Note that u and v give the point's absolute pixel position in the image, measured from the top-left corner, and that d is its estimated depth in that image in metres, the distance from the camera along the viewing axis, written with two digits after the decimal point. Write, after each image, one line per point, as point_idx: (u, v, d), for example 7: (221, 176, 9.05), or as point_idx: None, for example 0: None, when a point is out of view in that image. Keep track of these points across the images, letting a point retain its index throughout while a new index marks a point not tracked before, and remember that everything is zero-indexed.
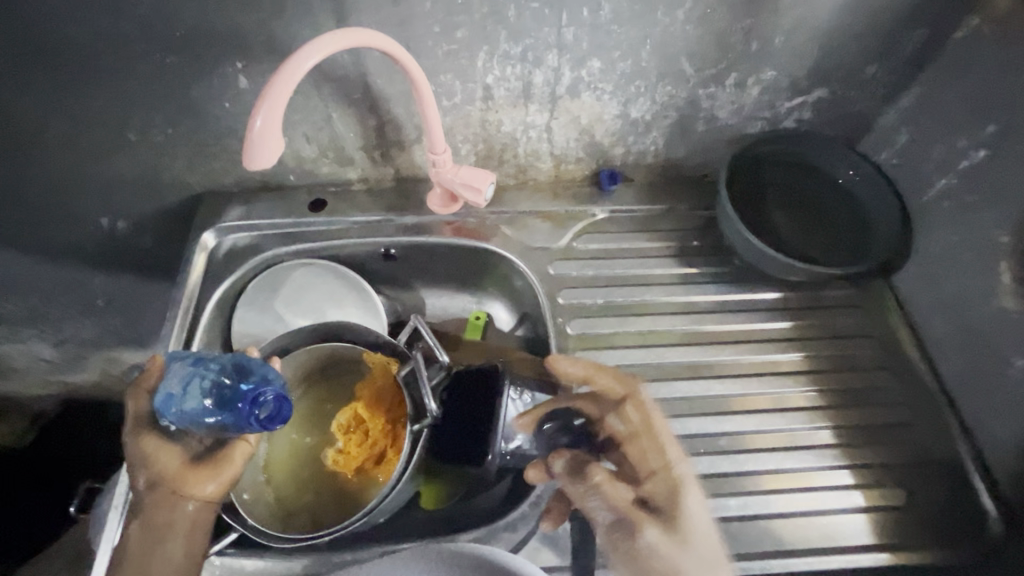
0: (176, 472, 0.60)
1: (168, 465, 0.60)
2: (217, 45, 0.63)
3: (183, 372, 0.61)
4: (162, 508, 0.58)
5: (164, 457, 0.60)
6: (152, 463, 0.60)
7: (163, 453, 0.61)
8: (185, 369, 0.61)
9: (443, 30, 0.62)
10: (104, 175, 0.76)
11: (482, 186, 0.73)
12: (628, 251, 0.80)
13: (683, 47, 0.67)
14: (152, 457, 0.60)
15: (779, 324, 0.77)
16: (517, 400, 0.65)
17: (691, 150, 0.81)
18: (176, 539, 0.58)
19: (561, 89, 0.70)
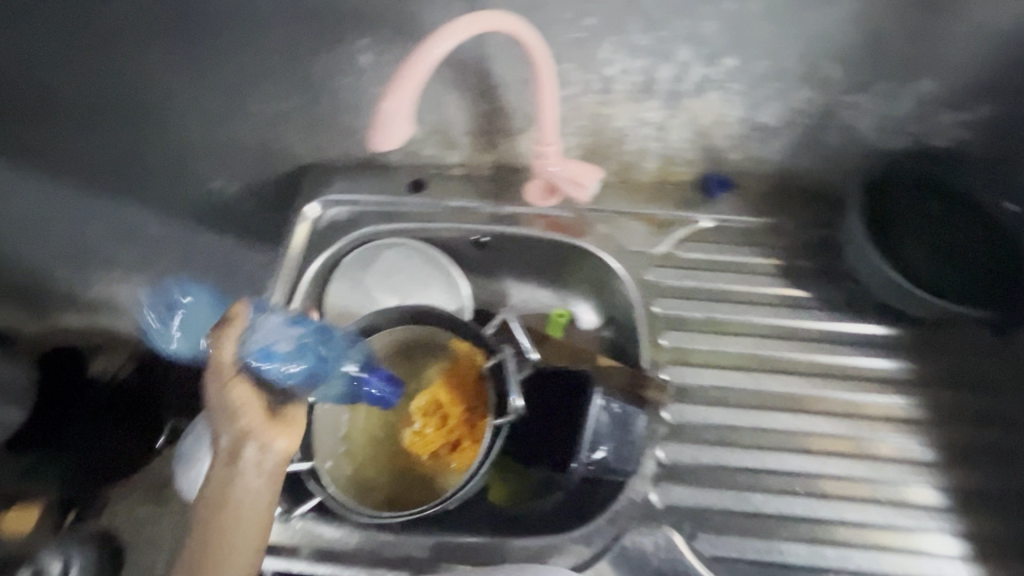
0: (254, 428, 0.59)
1: (248, 419, 0.59)
2: (352, 21, 0.65)
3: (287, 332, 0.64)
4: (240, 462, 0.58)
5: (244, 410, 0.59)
6: (233, 414, 0.60)
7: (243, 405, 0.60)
8: (282, 324, 0.64)
9: (575, 16, 0.60)
10: (217, 141, 0.78)
11: (588, 181, 0.72)
12: (731, 265, 0.75)
13: (832, 51, 0.63)
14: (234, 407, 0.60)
15: (897, 365, 0.70)
16: (604, 410, 0.63)
17: (817, 161, 0.74)
18: (251, 495, 0.58)
19: (686, 87, 0.67)
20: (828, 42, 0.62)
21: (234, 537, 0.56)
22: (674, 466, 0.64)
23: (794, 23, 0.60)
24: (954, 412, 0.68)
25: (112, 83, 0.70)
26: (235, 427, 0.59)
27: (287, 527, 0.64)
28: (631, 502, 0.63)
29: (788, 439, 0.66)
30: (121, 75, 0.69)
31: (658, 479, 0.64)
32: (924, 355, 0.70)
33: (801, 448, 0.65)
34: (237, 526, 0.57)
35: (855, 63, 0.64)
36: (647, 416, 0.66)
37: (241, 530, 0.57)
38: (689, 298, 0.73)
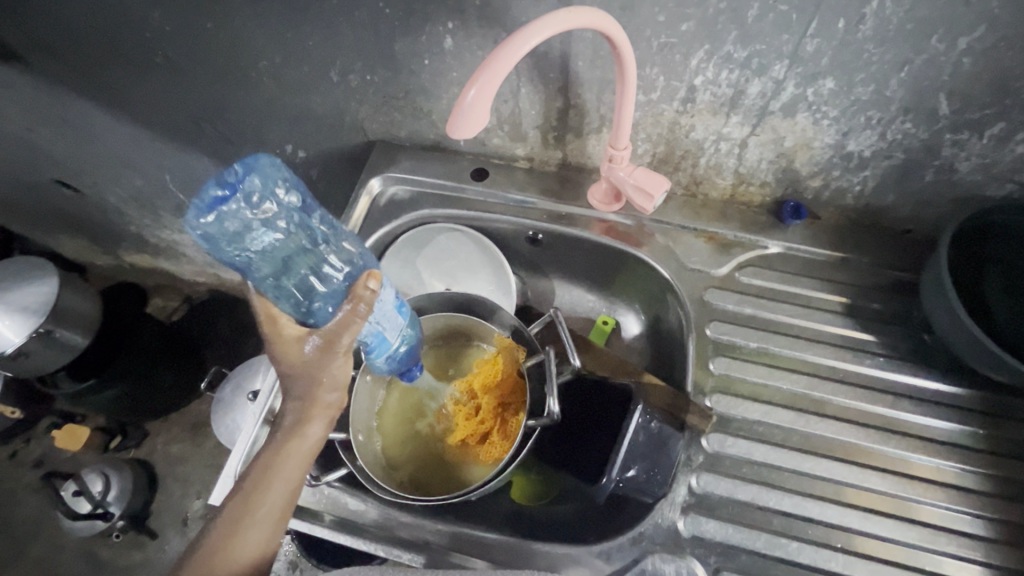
0: (337, 398, 0.55)
1: (332, 388, 0.54)
2: (435, 3, 0.61)
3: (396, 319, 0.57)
4: (307, 426, 0.55)
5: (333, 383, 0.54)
6: (321, 381, 0.54)
7: (334, 375, 0.54)
8: (393, 307, 0.56)
9: (667, 20, 0.57)
10: (297, 107, 0.82)
11: (655, 192, 0.68)
12: (794, 297, 0.71)
13: (949, 84, 0.56)
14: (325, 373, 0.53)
15: (966, 429, 0.64)
16: (643, 427, 0.60)
17: (906, 199, 0.69)
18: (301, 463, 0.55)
19: (775, 105, 0.62)
20: (941, 74, 0.55)
21: (271, 499, 0.53)
22: (705, 497, 0.62)
23: (909, 49, 0.54)
24: None
25: (210, 44, 0.75)
26: (314, 391, 0.54)
27: (315, 492, 0.66)
28: (658, 526, 0.61)
29: (833, 489, 0.62)
30: (217, 36, 0.74)
31: (688, 508, 0.62)
32: (996, 424, 0.64)
33: (843, 500, 0.62)
34: (279, 492, 0.53)
35: (971, 97, 0.57)
36: (685, 441, 0.64)
37: (281, 496, 0.53)
38: (744, 325, 0.70)
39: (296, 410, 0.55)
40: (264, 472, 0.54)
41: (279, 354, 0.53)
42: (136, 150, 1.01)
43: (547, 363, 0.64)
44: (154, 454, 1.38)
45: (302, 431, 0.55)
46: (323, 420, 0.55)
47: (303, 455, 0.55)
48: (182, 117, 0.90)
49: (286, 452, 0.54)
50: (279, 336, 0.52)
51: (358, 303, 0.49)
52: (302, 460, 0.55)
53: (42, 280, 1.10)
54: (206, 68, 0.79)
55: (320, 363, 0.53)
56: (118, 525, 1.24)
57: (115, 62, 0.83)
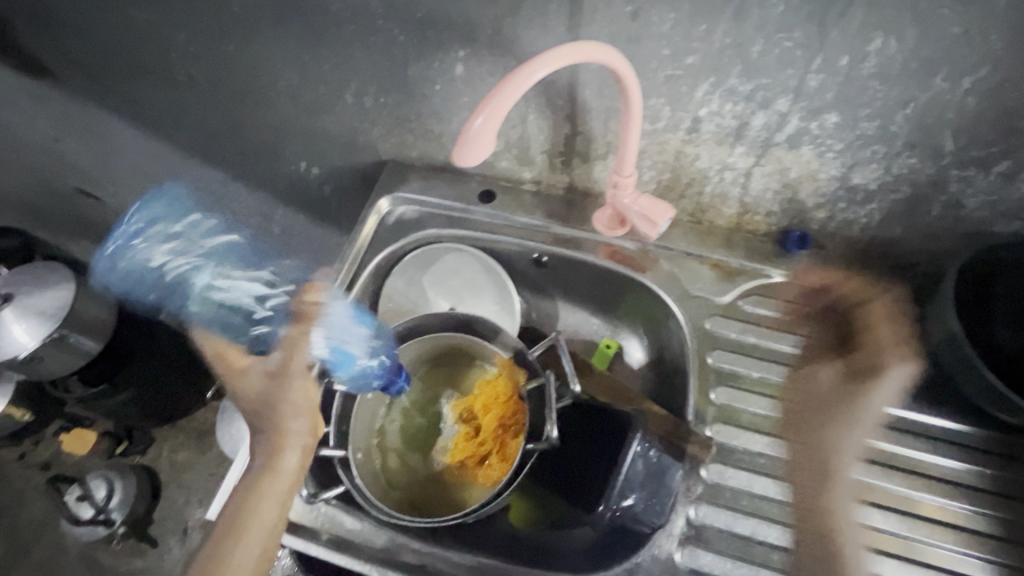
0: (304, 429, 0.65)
1: (301, 420, 0.65)
2: (447, 32, 0.63)
3: (355, 335, 0.71)
4: (281, 456, 0.63)
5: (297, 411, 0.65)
6: (281, 409, 0.66)
7: (291, 402, 0.66)
8: (347, 321, 0.72)
9: (674, 53, 0.57)
10: (312, 127, 0.84)
11: (659, 220, 0.68)
12: (798, 327, 0.71)
13: (953, 121, 0.56)
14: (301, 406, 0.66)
15: (970, 468, 0.63)
16: (640, 456, 0.60)
17: (912, 233, 0.69)
18: (280, 490, 0.63)
19: (780, 137, 0.63)
20: (945, 112, 0.56)
21: (257, 523, 0.61)
22: (703, 530, 0.61)
23: (913, 87, 0.54)
24: None
25: (231, 65, 0.78)
26: (282, 425, 0.65)
27: (312, 509, 0.66)
28: (654, 558, 0.60)
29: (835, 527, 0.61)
30: (238, 57, 0.77)
31: (686, 541, 0.61)
32: (1001, 464, 0.64)
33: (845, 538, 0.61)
34: (264, 513, 0.62)
35: (977, 134, 0.57)
36: (684, 472, 0.63)
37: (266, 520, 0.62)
38: (746, 355, 0.70)
39: (267, 450, 0.64)
40: (240, 505, 0.62)
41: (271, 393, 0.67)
42: (155, 162, 1.04)
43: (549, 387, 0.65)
44: (159, 461, 1.40)
45: (276, 466, 0.63)
46: (295, 449, 0.64)
47: (286, 482, 0.63)
48: (200, 132, 0.93)
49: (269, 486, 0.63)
50: (238, 372, 0.68)
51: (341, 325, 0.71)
52: (283, 491, 0.63)
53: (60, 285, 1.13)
54: (225, 86, 0.82)
55: (275, 391, 0.66)
56: (118, 532, 1.25)
57: (139, 78, 0.86)
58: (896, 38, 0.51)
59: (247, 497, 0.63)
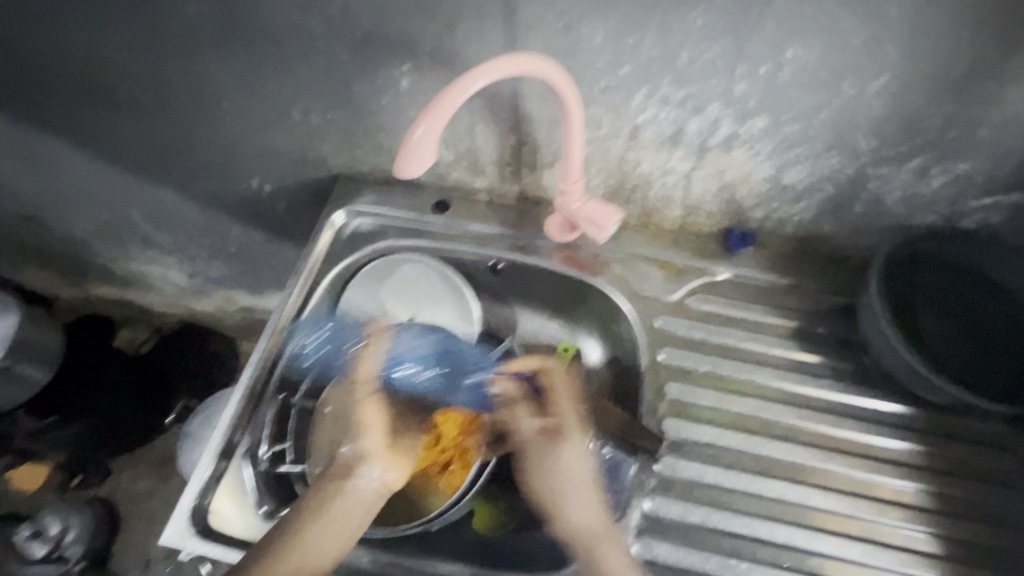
0: (384, 470, 0.65)
1: (395, 460, 0.66)
2: (389, 48, 0.64)
3: (413, 345, 0.73)
4: (360, 480, 0.63)
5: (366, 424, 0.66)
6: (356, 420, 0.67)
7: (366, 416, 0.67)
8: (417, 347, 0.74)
9: (607, 65, 0.60)
10: (261, 144, 0.84)
11: (606, 224, 0.71)
12: (741, 321, 0.74)
13: (865, 124, 0.61)
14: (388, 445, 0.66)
15: (904, 446, 0.67)
16: (595, 453, 0.67)
17: (842, 228, 0.73)
18: (349, 515, 0.61)
19: (713, 142, 0.66)
20: (858, 115, 0.60)
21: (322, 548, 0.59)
22: (658, 521, 0.63)
23: (827, 93, 0.58)
24: (961, 507, 0.64)
25: (175, 86, 0.78)
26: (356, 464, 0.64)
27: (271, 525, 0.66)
28: None
29: (783, 510, 0.64)
30: (180, 76, 0.76)
31: (642, 532, 0.63)
32: (934, 441, 0.67)
33: (795, 520, 0.64)
34: (337, 534, 0.60)
35: (887, 135, 0.61)
36: (639, 466, 0.66)
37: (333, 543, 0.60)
38: (695, 350, 0.73)
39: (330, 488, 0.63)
40: (299, 524, 0.60)
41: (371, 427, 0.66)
42: (101, 185, 1.02)
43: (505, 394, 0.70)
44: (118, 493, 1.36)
45: (340, 501, 0.62)
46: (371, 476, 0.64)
47: (357, 508, 0.62)
48: (147, 154, 0.92)
49: (335, 525, 0.61)
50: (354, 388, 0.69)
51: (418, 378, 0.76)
52: (352, 517, 0.61)
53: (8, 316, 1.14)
54: (170, 107, 0.81)
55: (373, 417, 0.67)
56: (76, 568, 1.19)
57: (79, 101, 0.84)
58: (806, 49, 0.55)
59: (309, 521, 0.60)
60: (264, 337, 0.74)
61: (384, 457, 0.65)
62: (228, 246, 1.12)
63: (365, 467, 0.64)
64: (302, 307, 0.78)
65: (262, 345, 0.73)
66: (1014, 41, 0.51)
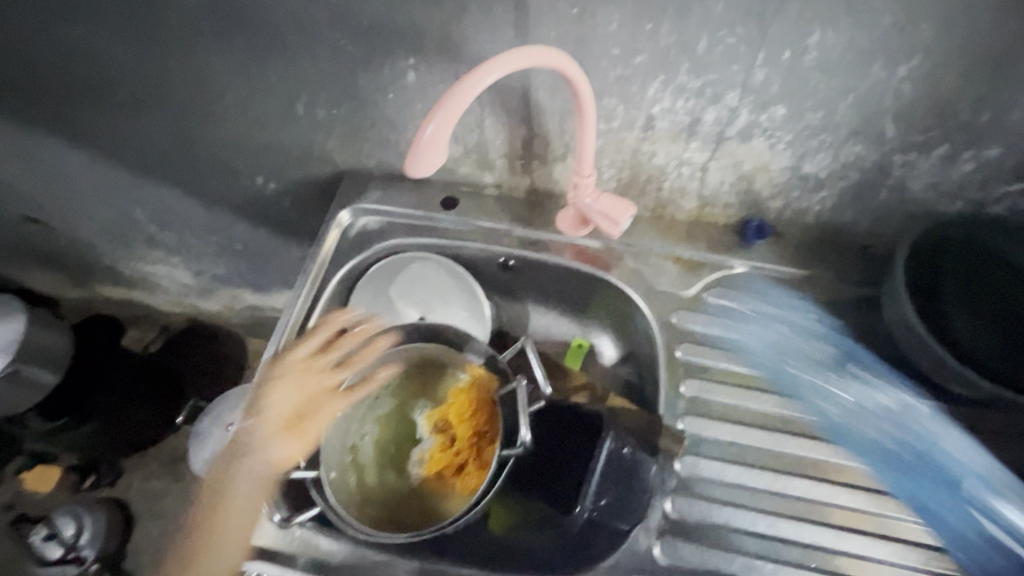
0: (281, 447, 0.67)
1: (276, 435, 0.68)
2: (395, 40, 0.62)
3: (777, 320, 0.72)
4: (239, 454, 0.68)
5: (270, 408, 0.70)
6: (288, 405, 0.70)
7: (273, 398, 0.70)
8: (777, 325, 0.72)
9: (622, 53, 0.58)
10: (265, 141, 0.82)
11: (620, 217, 0.69)
12: (760, 315, 0.72)
13: (892, 109, 0.58)
14: (287, 422, 0.69)
15: (930, 441, 0.65)
16: (613, 453, 0.61)
17: (863, 217, 0.71)
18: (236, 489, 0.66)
19: (732, 131, 0.64)
20: (884, 100, 0.57)
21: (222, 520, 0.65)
22: (679, 522, 0.62)
23: (853, 77, 0.56)
24: (991, 503, 0.63)
25: (175, 82, 0.76)
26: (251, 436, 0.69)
27: (286, 533, 0.65)
28: (633, 553, 0.61)
29: (808, 509, 0.62)
30: (181, 73, 0.74)
31: (664, 533, 0.62)
32: (962, 436, 0.65)
33: (819, 519, 0.62)
34: (230, 505, 0.66)
35: (914, 120, 0.59)
36: (658, 466, 0.64)
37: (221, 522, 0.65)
38: (713, 346, 0.71)
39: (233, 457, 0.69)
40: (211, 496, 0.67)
41: (270, 403, 0.70)
42: (104, 185, 1.00)
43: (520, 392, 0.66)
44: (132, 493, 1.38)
45: (240, 471, 0.67)
46: (251, 451, 0.68)
47: (256, 484, 0.66)
48: (149, 152, 0.90)
49: (235, 493, 0.66)
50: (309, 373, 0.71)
51: (365, 353, 0.73)
52: (240, 492, 0.66)
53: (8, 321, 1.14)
54: (171, 104, 0.79)
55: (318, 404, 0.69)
56: (91, 568, 1.21)
57: (78, 99, 0.82)
58: (833, 30, 0.52)
59: (214, 493, 0.67)
60: (274, 343, 0.75)
61: (279, 435, 0.68)
62: (234, 244, 1.11)
63: (256, 439, 0.68)
64: (312, 307, 0.77)
65: (273, 351, 0.74)
66: None
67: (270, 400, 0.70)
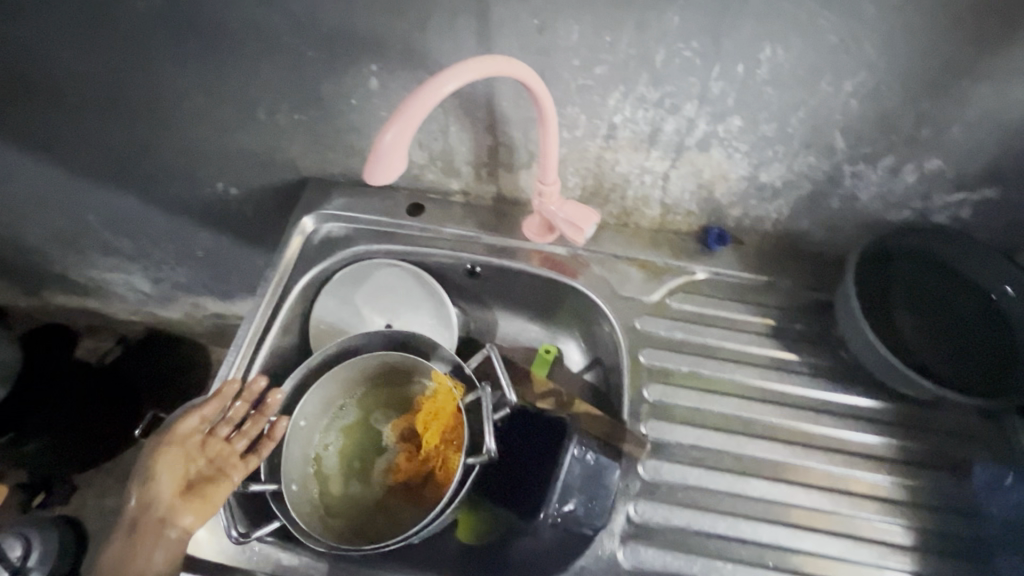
0: (175, 526, 0.59)
1: (168, 515, 0.60)
2: (357, 46, 0.62)
3: None
4: (132, 535, 0.60)
5: (160, 480, 0.62)
6: (182, 475, 0.62)
7: (162, 470, 0.62)
8: None
9: (583, 64, 0.59)
10: (225, 146, 0.80)
11: (584, 225, 0.70)
12: (720, 320, 0.74)
13: (841, 122, 0.61)
14: (179, 497, 0.61)
15: (880, 440, 0.68)
16: (578, 459, 0.61)
17: (818, 225, 0.74)
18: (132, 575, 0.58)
19: (691, 141, 0.65)
20: (833, 114, 0.60)
21: None
22: (643, 526, 0.63)
23: (803, 92, 0.58)
24: (936, 499, 0.66)
25: (128, 85, 0.73)
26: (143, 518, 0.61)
27: (245, 549, 0.63)
28: (598, 558, 0.61)
29: (765, 509, 0.64)
30: (134, 76, 0.72)
31: (628, 538, 0.62)
32: (910, 435, 0.68)
33: (776, 519, 0.64)
34: None
35: (861, 133, 0.61)
36: (622, 470, 0.65)
37: None
38: (676, 350, 0.72)
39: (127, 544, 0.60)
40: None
41: (160, 482, 0.62)
42: (53, 189, 0.96)
43: (485, 400, 0.64)
44: (86, 510, 1.33)
45: (136, 559, 0.59)
46: (145, 530, 0.60)
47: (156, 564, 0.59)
48: (102, 157, 0.87)
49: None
50: (207, 437, 0.64)
51: (262, 418, 0.65)
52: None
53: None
54: (125, 108, 0.77)
55: (218, 469, 0.62)
56: None
57: (24, 102, 0.79)
58: (783, 47, 0.54)
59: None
60: (234, 352, 0.72)
61: (173, 509, 0.60)
62: (194, 251, 1.08)
63: (147, 521, 0.60)
64: (274, 315, 0.75)
65: (232, 360, 0.71)
66: (986, 41, 0.52)
67: (160, 478, 0.62)
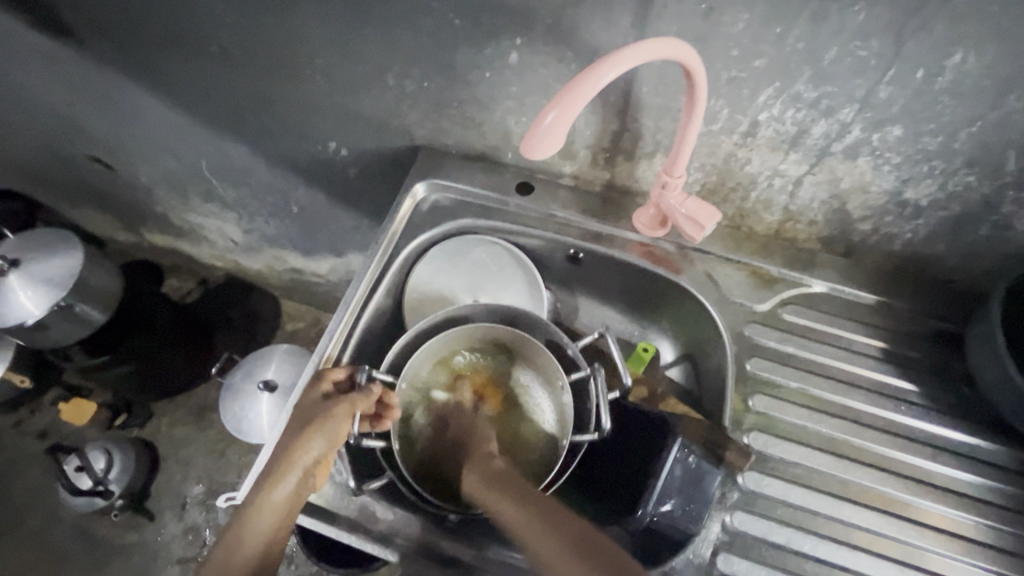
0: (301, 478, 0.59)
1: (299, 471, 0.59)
2: (506, 18, 0.61)
3: None
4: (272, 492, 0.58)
5: (291, 435, 0.61)
6: (308, 430, 0.60)
7: (294, 424, 0.62)
8: None
9: (742, 55, 0.56)
10: (345, 107, 0.82)
11: (707, 223, 0.67)
12: (835, 338, 0.71)
13: (1020, 141, 0.56)
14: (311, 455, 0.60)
15: (1005, 489, 0.64)
16: (679, 462, 0.62)
17: (957, 251, 0.69)
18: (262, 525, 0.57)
19: (837, 147, 0.62)
20: (1012, 134, 0.55)
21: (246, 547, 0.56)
22: (739, 537, 0.61)
23: (984, 104, 0.54)
24: None
25: (267, 38, 0.76)
26: (296, 453, 0.59)
27: (342, 496, 0.65)
28: (689, 562, 0.60)
29: (870, 539, 0.61)
30: (277, 31, 0.74)
31: (721, 546, 0.61)
32: None
33: (884, 552, 0.61)
34: (254, 534, 0.56)
35: None
36: (721, 478, 0.63)
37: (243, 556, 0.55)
38: (783, 363, 0.70)
39: (276, 466, 0.59)
40: (238, 523, 0.57)
41: (328, 437, 0.60)
42: (174, 132, 1.01)
43: (599, 382, 0.65)
44: (159, 436, 1.43)
45: (280, 481, 0.58)
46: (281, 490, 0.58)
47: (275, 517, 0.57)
48: (226, 107, 0.91)
49: (263, 503, 0.57)
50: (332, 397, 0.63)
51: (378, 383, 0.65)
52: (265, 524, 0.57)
53: (17, 237, 1.17)
54: (259, 62, 0.80)
55: (339, 426, 0.61)
56: (117, 504, 1.29)
57: (169, 47, 0.83)
58: (976, 54, 0.50)
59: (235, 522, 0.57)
60: (342, 309, 0.74)
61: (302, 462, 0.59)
62: (289, 206, 1.12)
63: (280, 467, 0.59)
64: (381, 275, 0.77)
65: (340, 316, 0.73)
66: None
67: (328, 433, 0.60)
